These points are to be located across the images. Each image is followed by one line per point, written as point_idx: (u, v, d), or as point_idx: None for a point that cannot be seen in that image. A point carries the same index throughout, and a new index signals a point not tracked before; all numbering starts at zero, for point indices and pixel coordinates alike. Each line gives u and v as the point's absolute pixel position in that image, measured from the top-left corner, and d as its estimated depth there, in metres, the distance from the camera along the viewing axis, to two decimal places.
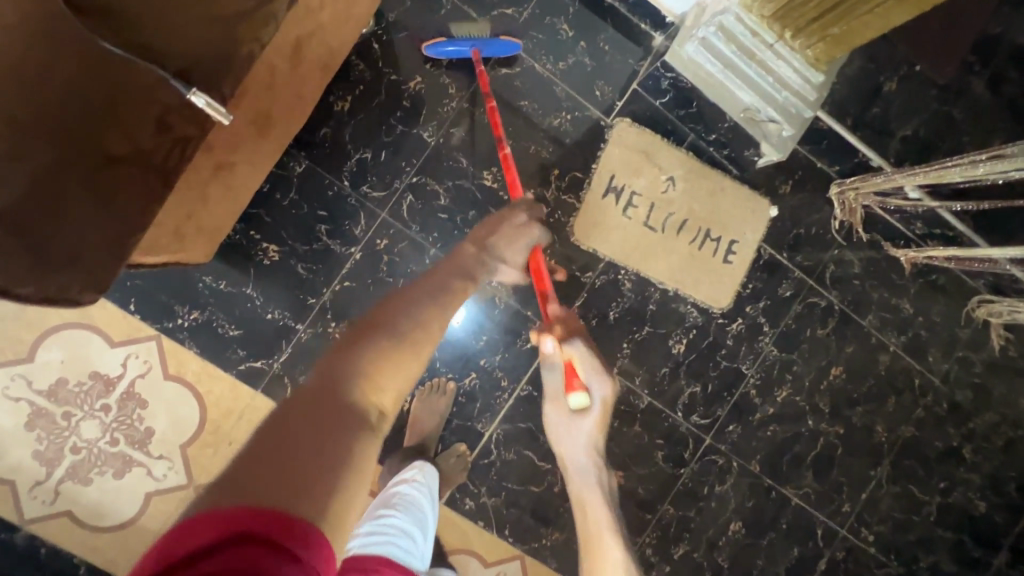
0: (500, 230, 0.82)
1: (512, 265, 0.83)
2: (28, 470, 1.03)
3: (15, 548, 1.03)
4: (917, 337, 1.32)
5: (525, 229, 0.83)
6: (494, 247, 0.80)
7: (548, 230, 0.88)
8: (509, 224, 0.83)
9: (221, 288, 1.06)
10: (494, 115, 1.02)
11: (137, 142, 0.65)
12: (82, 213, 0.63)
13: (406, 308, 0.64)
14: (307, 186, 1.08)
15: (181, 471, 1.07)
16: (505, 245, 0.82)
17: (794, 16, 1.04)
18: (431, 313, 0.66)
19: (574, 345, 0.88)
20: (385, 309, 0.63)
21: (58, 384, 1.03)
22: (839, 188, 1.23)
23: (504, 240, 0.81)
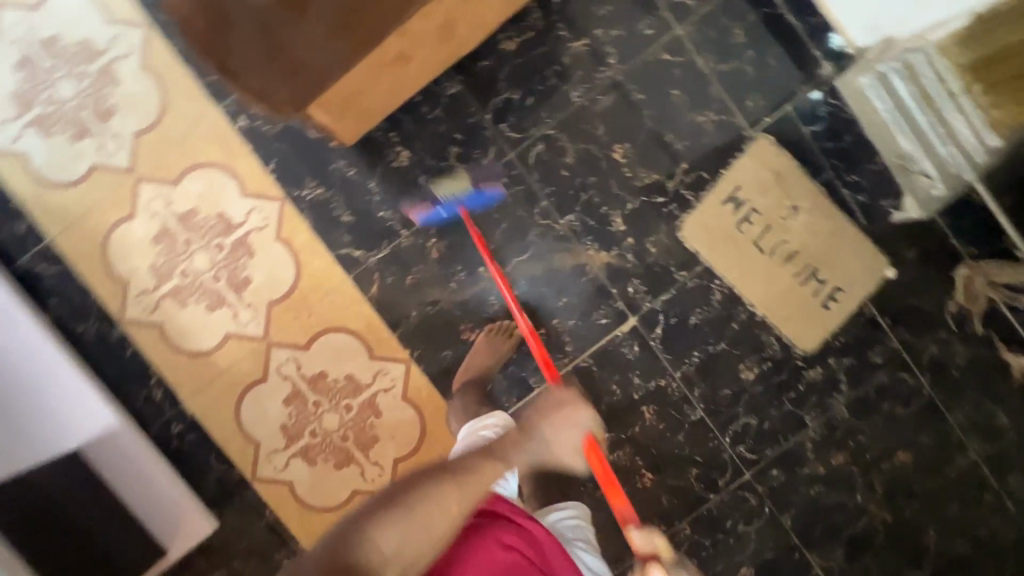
0: (550, 412, 0.84)
1: (563, 453, 0.84)
2: (141, 278, 1.14)
3: (108, 339, 1.14)
4: (1002, 453, 1.23)
5: (577, 408, 0.84)
6: (544, 431, 0.82)
7: (593, 415, 0.85)
8: (559, 409, 0.84)
9: (349, 175, 1.14)
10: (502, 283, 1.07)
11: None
12: (313, 36, 0.72)
13: (427, 505, 0.65)
14: (452, 108, 1.15)
15: (261, 323, 1.16)
16: (551, 427, 0.83)
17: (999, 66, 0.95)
18: (434, 507, 0.65)
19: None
20: (412, 496, 0.65)
21: (189, 212, 1.14)
22: (968, 270, 1.17)
23: (550, 422, 0.83)
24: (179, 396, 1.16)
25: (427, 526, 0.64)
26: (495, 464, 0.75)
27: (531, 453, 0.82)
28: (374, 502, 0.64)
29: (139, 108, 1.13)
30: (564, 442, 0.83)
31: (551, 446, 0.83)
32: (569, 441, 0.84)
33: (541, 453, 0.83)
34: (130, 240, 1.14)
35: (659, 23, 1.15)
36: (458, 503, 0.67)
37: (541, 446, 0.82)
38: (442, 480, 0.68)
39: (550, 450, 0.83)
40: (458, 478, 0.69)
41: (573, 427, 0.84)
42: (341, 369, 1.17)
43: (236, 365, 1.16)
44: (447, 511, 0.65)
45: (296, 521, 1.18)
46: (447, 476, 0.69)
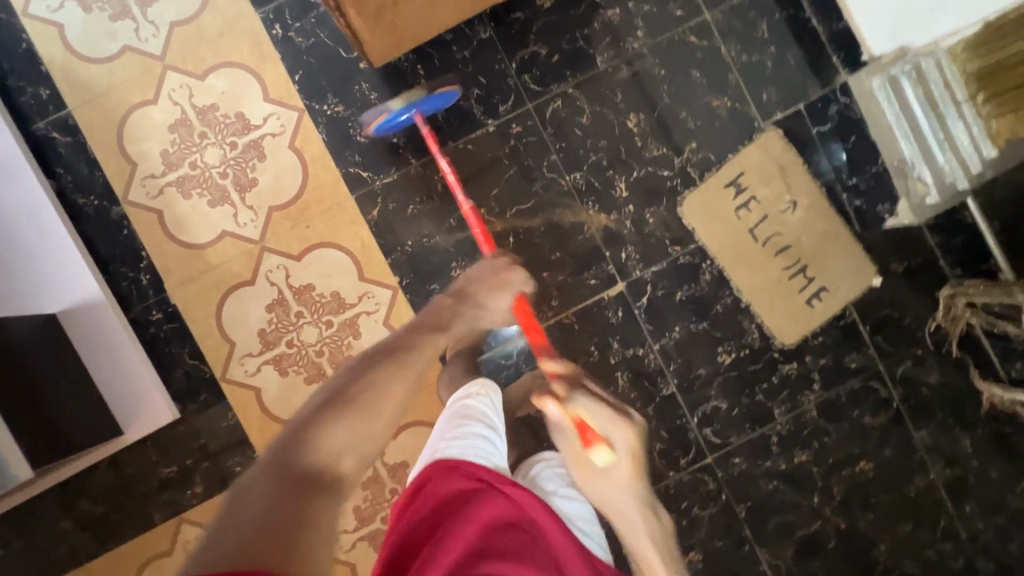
0: (482, 280, 0.90)
1: (498, 314, 0.92)
2: (150, 163, 1.16)
3: (106, 217, 1.16)
4: (963, 480, 1.24)
5: (507, 271, 0.91)
6: (472, 293, 0.89)
7: (524, 273, 0.92)
8: (494, 275, 0.90)
9: (370, 98, 1.17)
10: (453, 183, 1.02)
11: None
12: None
13: (371, 394, 0.69)
14: (480, 52, 1.19)
15: (259, 227, 1.17)
16: (488, 294, 0.89)
17: (1003, 75, 0.94)
18: (377, 391, 0.70)
19: (581, 402, 0.83)
20: (355, 390, 0.69)
21: (209, 108, 1.17)
22: (951, 290, 1.18)
23: (487, 292, 0.89)
24: (165, 285, 1.17)
25: (379, 408, 0.68)
26: (433, 336, 0.81)
27: (468, 318, 0.88)
28: (319, 406, 0.67)
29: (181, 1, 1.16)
30: (498, 305, 0.90)
31: (490, 313, 0.90)
32: (501, 302, 0.90)
33: (477, 317, 0.90)
34: (147, 125, 1.16)
35: (690, 5, 1.20)
36: (404, 379, 0.72)
37: (472, 308, 0.88)
38: (380, 368, 0.72)
39: (481, 315, 0.90)
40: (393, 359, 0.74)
41: (502, 291, 0.90)
42: (328, 285, 1.18)
43: (227, 263, 1.17)
44: (396, 391, 0.71)
45: (257, 429, 1.17)
46: (384, 358, 0.74)
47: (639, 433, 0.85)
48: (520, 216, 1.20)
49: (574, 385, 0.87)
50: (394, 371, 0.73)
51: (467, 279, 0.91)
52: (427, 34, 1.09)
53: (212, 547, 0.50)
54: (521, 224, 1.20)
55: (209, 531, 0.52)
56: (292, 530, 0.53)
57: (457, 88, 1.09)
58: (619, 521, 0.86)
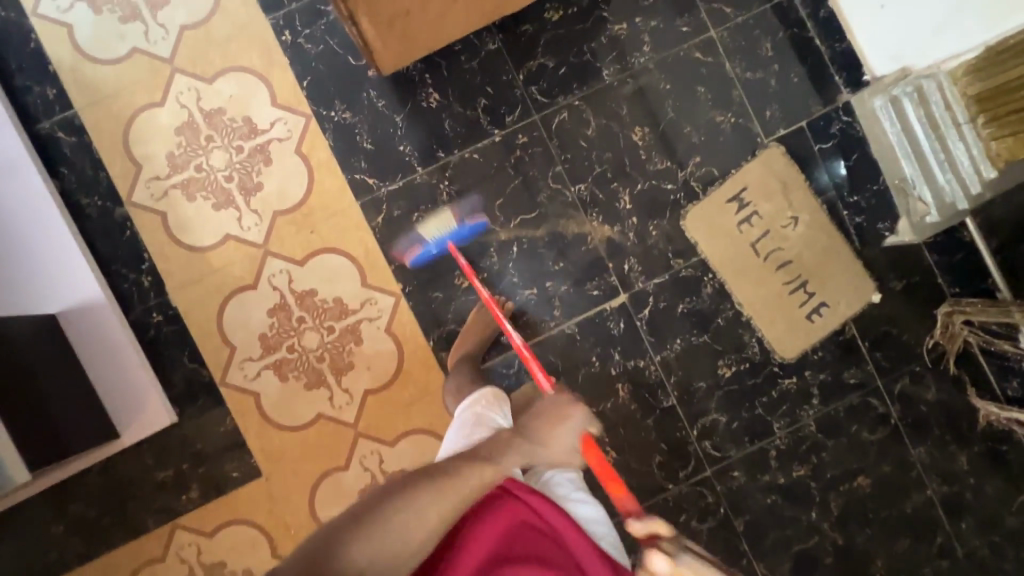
0: (542, 412, 0.83)
1: (562, 453, 0.81)
2: (156, 164, 1.16)
3: (109, 217, 1.15)
4: (959, 496, 1.25)
5: (572, 408, 0.82)
6: (530, 428, 0.81)
7: (587, 411, 0.82)
8: (553, 414, 0.82)
9: (378, 106, 1.18)
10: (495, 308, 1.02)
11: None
12: None
13: (408, 516, 0.67)
14: (488, 63, 1.20)
15: (263, 231, 1.17)
16: (546, 427, 0.81)
17: (1001, 99, 0.95)
18: (415, 517, 0.67)
19: (683, 561, 0.65)
20: (395, 504, 0.68)
21: (217, 111, 1.17)
22: (949, 308, 1.18)
23: (547, 430, 0.81)
24: (167, 287, 1.16)
25: (400, 534, 0.66)
26: (483, 468, 0.75)
27: (523, 455, 0.79)
28: (347, 520, 0.66)
29: (191, 5, 1.17)
30: (558, 443, 0.81)
31: (549, 450, 0.80)
32: (563, 442, 0.81)
33: (535, 451, 0.80)
34: (154, 127, 1.17)
35: (696, 22, 1.22)
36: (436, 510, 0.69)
37: (533, 443, 0.80)
38: (424, 488, 0.70)
39: (541, 452, 0.80)
40: (444, 481, 0.72)
41: (567, 426, 0.81)
42: (331, 290, 1.18)
43: (230, 265, 1.17)
44: (426, 518, 0.68)
45: (255, 433, 1.16)
46: (430, 481, 0.72)
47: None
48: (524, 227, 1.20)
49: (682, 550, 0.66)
50: (433, 499, 0.70)
51: (528, 415, 0.84)
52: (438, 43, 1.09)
53: None
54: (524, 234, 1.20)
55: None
56: None
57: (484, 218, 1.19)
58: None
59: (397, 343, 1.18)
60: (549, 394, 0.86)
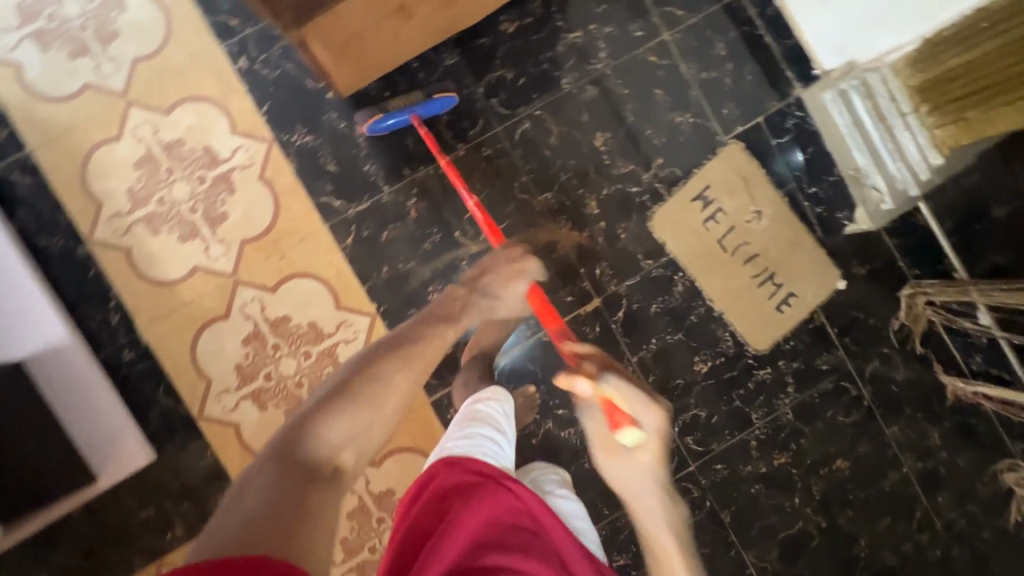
0: (498, 270, 0.96)
1: (513, 302, 0.97)
2: (117, 201, 1.15)
3: (72, 257, 1.13)
4: (934, 472, 1.29)
5: (521, 261, 0.97)
6: (488, 284, 0.96)
7: (537, 262, 0.98)
8: (508, 264, 0.97)
9: (339, 127, 1.18)
10: (451, 169, 1.07)
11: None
12: None
13: (375, 390, 0.75)
14: (447, 78, 1.20)
15: (231, 260, 1.16)
16: (500, 282, 0.96)
17: (940, 90, 1.00)
18: (384, 387, 0.76)
19: (606, 381, 0.85)
20: (358, 381, 0.76)
21: (176, 143, 1.16)
22: (912, 290, 1.23)
23: (502, 285, 0.96)
24: (136, 324, 1.15)
25: (375, 402, 0.75)
26: (443, 331, 0.88)
27: (482, 309, 0.95)
28: (314, 404, 0.73)
29: (142, 36, 1.15)
30: (512, 296, 0.96)
31: (503, 301, 0.96)
32: (515, 297, 0.97)
33: (491, 304, 0.96)
34: (112, 162, 1.15)
35: (649, 26, 1.24)
36: (404, 375, 0.78)
37: (489, 300, 0.95)
38: (389, 357, 0.80)
39: (498, 305, 0.96)
40: (404, 353, 0.81)
41: (517, 279, 0.96)
42: (305, 315, 1.18)
43: (200, 298, 1.16)
44: (396, 382, 0.77)
45: (237, 466, 1.15)
46: (392, 355, 0.80)
47: (659, 420, 0.84)
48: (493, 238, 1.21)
49: (604, 367, 0.89)
50: (399, 367, 0.79)
51: (484, 272, 0.97)
52: (389, 65, 1.08)
53: (235, 515, 0.57)
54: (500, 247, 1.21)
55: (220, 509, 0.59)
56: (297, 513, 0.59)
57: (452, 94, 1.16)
58: (631, 496, 0.88)
59: None
60: (500, 249, 0.99)
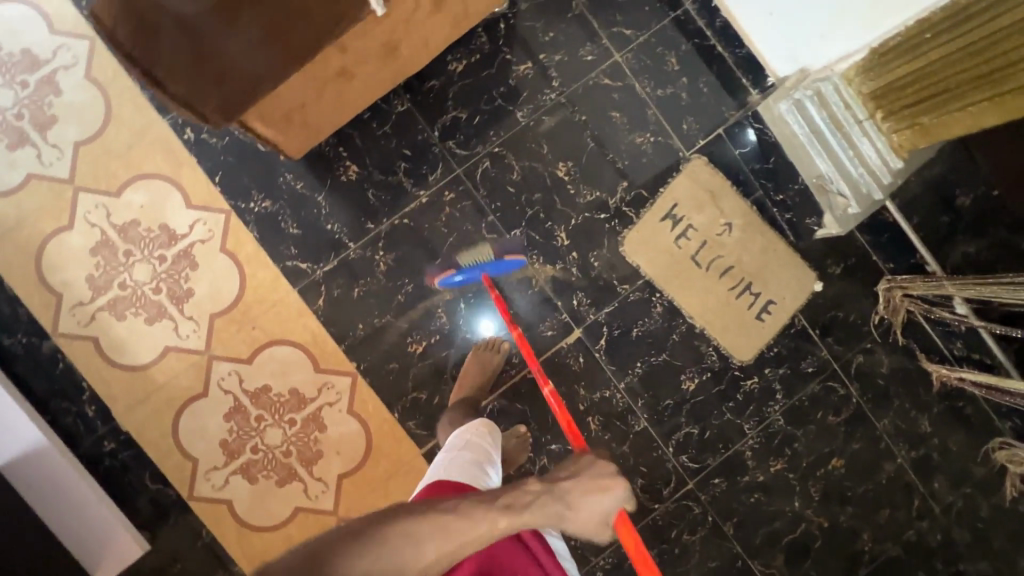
0: (582, 475, 0.72)
1: (589, 525, 0.72)
2: (77, 290, 1.12)
3: (38, 353, 1.11)
4: (927, 458, 1.30)
5: (612, 484, 0.72)
6: (567, 488, 0.71)
7: (630, 490, 0.72)
8: (591, 476, 0.72)
9: (297, 189, 1.16)
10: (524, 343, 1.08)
11: (308, 6, 0.65)
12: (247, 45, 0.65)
13: (403, 551, 0.60)
14: (401, 125, 1.18)
15: (203, 337, 1.14)
16: (581, 493, 0.71)
17: (890, 98, 0.99)
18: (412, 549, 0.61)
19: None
20: (397, 529, 0.62)
21: (130, 224, 1.13)
22: (888, 284, 1.23)
23: (579, 493, 0.71)
24: (113, 412, 1.12)
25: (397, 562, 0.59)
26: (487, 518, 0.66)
27: (552, 522, 0.70)
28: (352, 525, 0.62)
29: (82, 118, 1.12)
30: (592, 509, 0.71)
31: (575, 517, 0.71)
32: (597, 509, 0.71)
33: (560, 518, 0.70)
34: (66, 252, 1.12)
35: (598, 49, 1.22)
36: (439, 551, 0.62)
37: (562, 511, 0.70)
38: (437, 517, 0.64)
39: (568, 517, 0.70)
40: (454, 518, 0.65)
41: (604, 496, 0.71)
42: (285, 383, 1.16)
43: (175, 378, 1.14)
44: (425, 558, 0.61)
45: (234, 541, 1.14)
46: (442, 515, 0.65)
47: None
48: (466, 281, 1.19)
49: None
50: (437, 537, 0.63)
51: (563, 471, 0.74)
52: (337, 125, 1.07)
53: None
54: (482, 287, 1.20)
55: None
56: None
57: (523, 258, 1.19)
58: None
59: (363, 422, 1.17)
60: (587, 462, 0.75)
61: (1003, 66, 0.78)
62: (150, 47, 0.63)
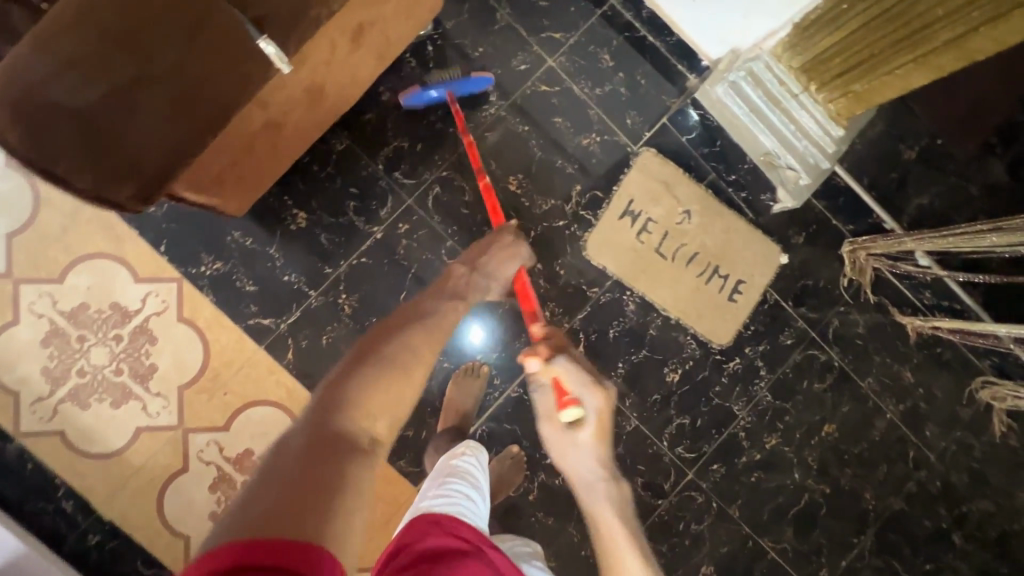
0: (491, 250, 0.93)
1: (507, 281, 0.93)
2: (34, 385, 1.08)
3: (4, 457, 1.07)
4: (916, 409, 1.31)
5: (515, 247, 0.95)
6: (487, 264, 0.91)
7: (528, 247, 0.97)
8: (500, 244, 0.94)
9: (247, 245, 1.13)
10: (472, 150, 1.07)
11: (208, 81, 0.65)
12: (148, 120, 0.64)
13: (397, 369, 0.59)
14: (343, 163, 1.16)
15: (174, 411, 1.11)
16: (496, 260, 0.92)
17: (822, 68, 1.01)
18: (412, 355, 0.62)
19: (559, 361, 0.79)
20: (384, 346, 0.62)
21: (79, 308, 1.09)
22: (852, 247, 1.24)
23: (500, 260, 0.93)
24: (92, 505, 1.08)
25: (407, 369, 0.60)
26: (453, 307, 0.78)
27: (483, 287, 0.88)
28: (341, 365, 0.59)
29: (11, 208, 1.08)
30: (502, 270, 0.92)
31: (498, 279, 0.92)
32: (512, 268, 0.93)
33: (490, 279, 0.90)
34: (17, 349, 1.08)
35: (530, 57, 1.21)
36: (431, 347, 0.66)
37: (483, 278, 0.89)
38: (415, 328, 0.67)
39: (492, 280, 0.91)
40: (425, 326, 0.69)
41: (511, 261, 0.93)
42: (266, 443, 1.13)
43: (151, 459, 1.10)
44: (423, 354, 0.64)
45: None
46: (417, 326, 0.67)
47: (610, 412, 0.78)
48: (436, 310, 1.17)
49: (563, 350, 0.82)
50: (419, 338, 0.65)
51: (479, 249, 0.93)
52: (277, 175, 1.05)
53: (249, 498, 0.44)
54: None
55: (245, 488, 0.45)
56: (329, 490, 0.46)
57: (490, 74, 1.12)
58: (579, 486, 0.78)
59: None
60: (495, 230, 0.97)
61: (918, 28, 0.80)
62: (49, 152, 0.62)
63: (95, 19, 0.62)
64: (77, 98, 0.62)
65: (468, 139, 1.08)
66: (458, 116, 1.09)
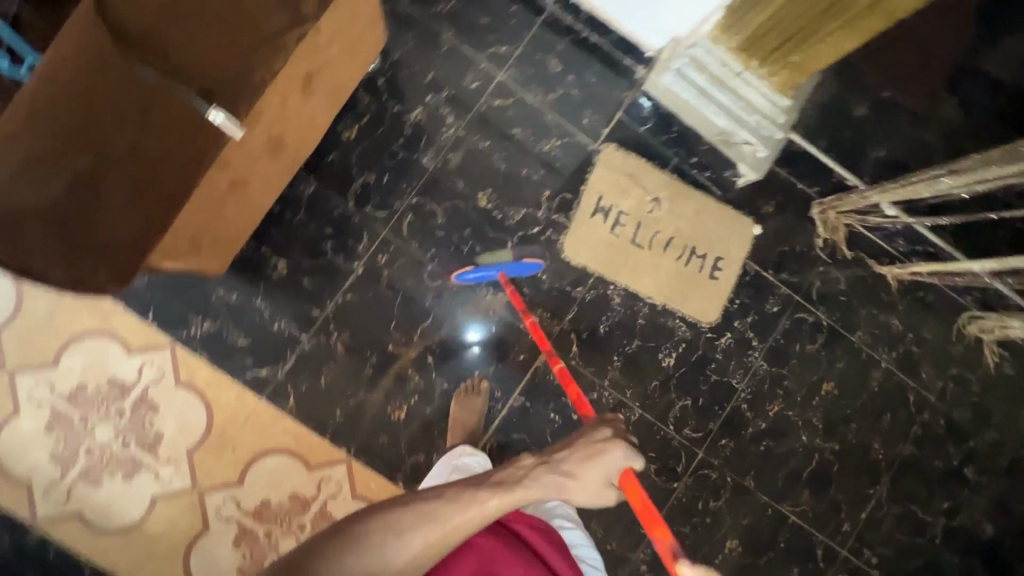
0: (574, 448, 0.72)
1: (586, 493, 0.71)
2: (44, 471, 1.09)
3: (26, 547, 1.08)
4: (909, 354, 1.34)
5: (608, 447, 0.72)
6: (568, 466, 0.70)
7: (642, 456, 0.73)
8: (591, 445, 0.72)
9: (233, 300, 1.14)
10: (537, 332, 1.11)
11: (167, 157, 0.69)
12: (115, 208, 0.67)
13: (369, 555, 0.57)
14: (314, 206, 1.18)
15: (186, 474, 1.12)
16: (574, 460, 0.71)
17: (757, 47, 1.06)
18: (391, 541, 0.58)
19: None
20: (374, 527, 0.59)
21: (77, 389, 1.10)
22: (821, 208, 1.27)
23: (579, 465, 0.70)
24: None
25: (384, 557, 0.58)
26: (485, 503, 0.63)
27: (551, 489, 0.69)
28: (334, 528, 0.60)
29: None
30: (588, 485, 0.70)
31: (575, 484, 0.70)
32: (598, 480, 0.71)
33: (558, 488, 0.69)
34: (22, 439, 1.09)
35: (480, 74, 1.23)
36: (425, 540, 0.59)
37: (552, 481, 0.69)
38: (417, 508, 0.61)
39: (569, 486, 0.70)
40: (437, 508, 0.61)
41: (599, 462, 0.71)
42: (282, 491, 1.14)
43: (171, 525, 1.11)
44: (411, 544, 0.59)
45: None
46: (427, 504, 0.62)
47: None
48: (427, 334, 1.19)
49: None
50: (419, 537, 0.59)
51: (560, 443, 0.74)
52: (251, 229, 1.07)
53: None
54: (448, 336, 1.19)
55: None
56: None
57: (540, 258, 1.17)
58: None
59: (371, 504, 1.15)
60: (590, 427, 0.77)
61: None
62: (23, 251, 0.63)
63: (49, 118, 0.64)
64: (43, 196, 0.64)
65: (531, 321, 1.12)
66: (515, 295, 1.14)
